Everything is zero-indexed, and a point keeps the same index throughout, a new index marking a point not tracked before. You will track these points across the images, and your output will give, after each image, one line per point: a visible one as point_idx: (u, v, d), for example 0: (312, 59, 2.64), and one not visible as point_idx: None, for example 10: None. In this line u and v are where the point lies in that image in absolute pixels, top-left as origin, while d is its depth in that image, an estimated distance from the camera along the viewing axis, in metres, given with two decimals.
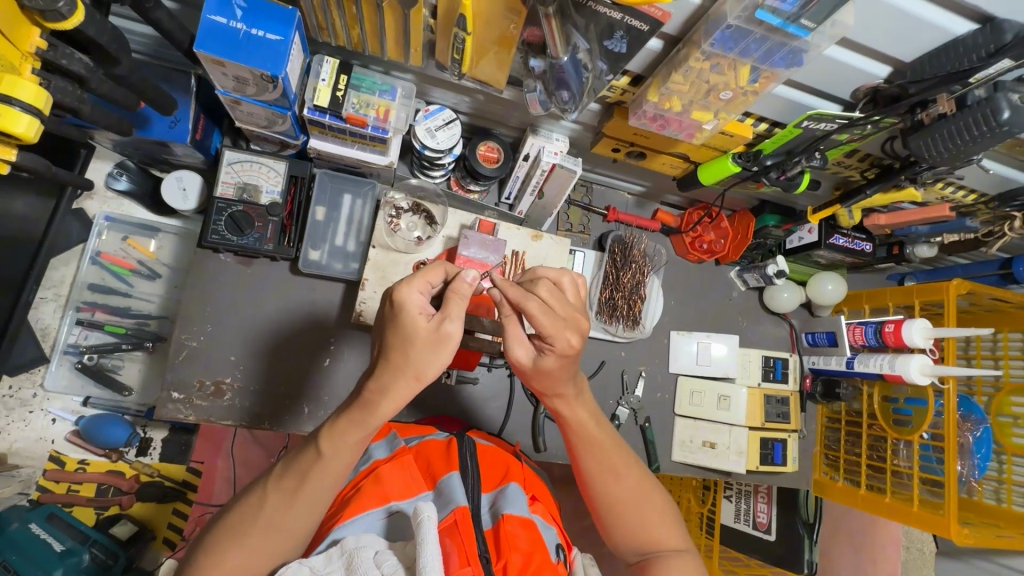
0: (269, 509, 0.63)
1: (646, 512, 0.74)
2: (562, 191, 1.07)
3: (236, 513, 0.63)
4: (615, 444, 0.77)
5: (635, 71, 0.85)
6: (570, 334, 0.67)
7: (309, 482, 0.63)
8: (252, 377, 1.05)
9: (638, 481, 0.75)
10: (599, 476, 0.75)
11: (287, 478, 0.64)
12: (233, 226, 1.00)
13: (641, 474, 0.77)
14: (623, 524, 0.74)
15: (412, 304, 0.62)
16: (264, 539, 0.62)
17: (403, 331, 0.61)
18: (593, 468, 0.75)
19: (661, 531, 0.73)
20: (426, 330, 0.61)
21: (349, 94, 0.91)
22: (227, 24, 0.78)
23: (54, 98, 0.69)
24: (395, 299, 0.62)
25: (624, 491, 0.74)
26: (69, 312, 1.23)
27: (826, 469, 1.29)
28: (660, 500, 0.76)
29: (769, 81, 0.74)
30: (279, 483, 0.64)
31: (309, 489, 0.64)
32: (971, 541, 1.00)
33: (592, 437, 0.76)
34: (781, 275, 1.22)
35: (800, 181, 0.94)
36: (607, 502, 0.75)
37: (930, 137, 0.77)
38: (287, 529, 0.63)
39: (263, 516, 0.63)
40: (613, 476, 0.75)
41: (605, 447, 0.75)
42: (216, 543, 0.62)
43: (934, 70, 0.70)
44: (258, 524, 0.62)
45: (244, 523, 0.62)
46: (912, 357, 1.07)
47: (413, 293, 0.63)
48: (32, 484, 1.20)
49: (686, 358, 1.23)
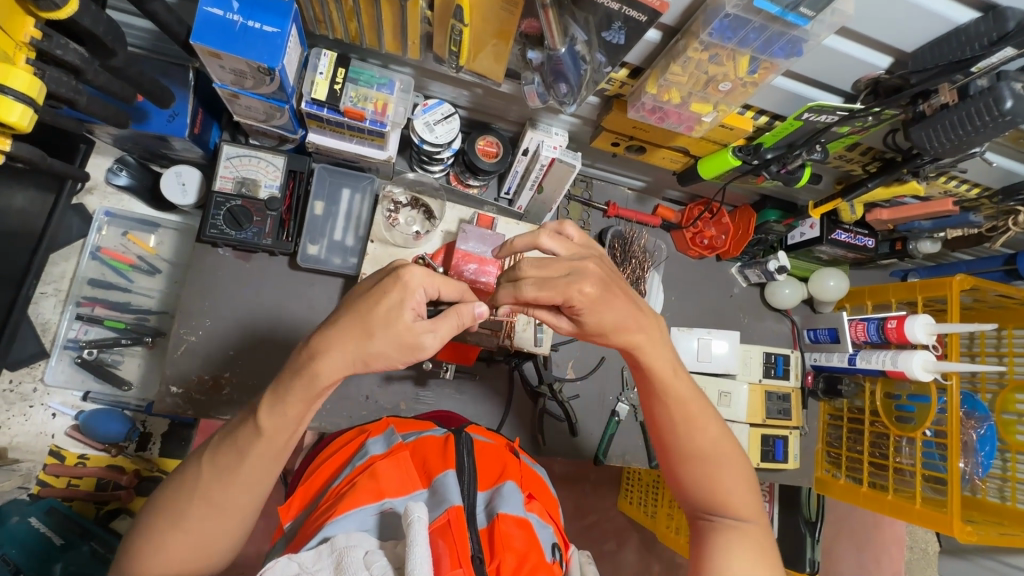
0: (206, 487, 0.62)
1: (721, 473, 0.71)
2: (562, 186, 1.08)
3: (173, 491, 0.63)
4: (698, 398, 0.72)
5: (634, 63, 0.84)
6: (584, 284, 0.63)
7: (246, 458, 0.62)
8: (250, 372, 1.05)
9: (718, 441, 0.71)
10: (676, 431, 0.71)
11: (223, 455, 0.62)
12: (232, 221, 1.00)
13: (723, 432, 0.72)
14: (693, 480, 0.72)
15: (412, 297, 0.60)
16: (203, 516, 0.61)
17: (389, 321, 0.59)
18: (670, 421, 0.71)
19: (734, 496, 0.70)
20: (406, 326, 0.59)
21: (347, 87, 0.90)
22: (223, 16, 0.78)
23: (49, 89, 0.69)
24: (401, 278, 0.60)
25: (702, 448, 0.71)
26: (69, 306, 1.23)
27: (828, 467, 1.28)
28: (737, 462, 0.72)
29: (769, 72, 0.73)
30: (214, 461, 0.62)
31: (248, 465, 0.62)
32: (974, 538, 0.99)
33: (672, 386, 0.70)
34: (782, 271, 1.20)
35: (800, 175, 0.94)
36: (682, 457, 0.72)
37: (932, 128, 0.76)
38: (226, 505, 0.62)
39: (201, 493, 0.62)
40: (687, 433, 0.71)
41: (686, 401, 0.71)
42: (158, 523, 0.61)
43: (936, 60, 0.69)
44: (195, 503, 0.61)
45: (183, 501, 0.61)
46: (915, 353, 1.05)
47: (421, 281, 0.60)
48: (32, 478, 1.19)
49: (686, 355, 1.21)
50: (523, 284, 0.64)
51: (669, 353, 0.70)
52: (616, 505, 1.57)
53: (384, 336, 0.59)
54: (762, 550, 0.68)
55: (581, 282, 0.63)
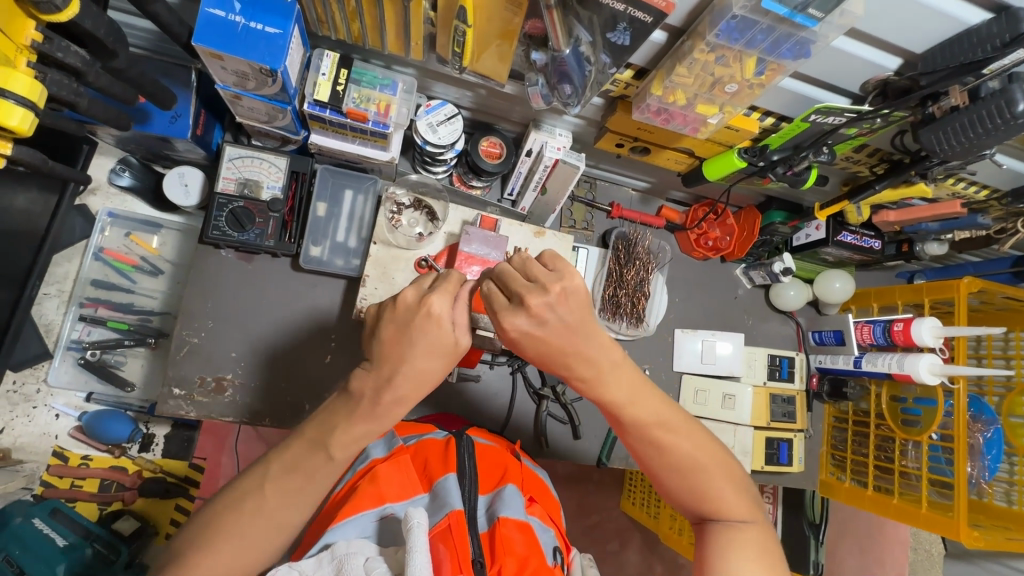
0: (270, 506, 0.65)
1: (709, 481, 0.70)
2: (565, 187, 1.06)
3: (227, 509, 0.64)
4: (667, 412, 0.72)
5: (638, 64, 0.83)
6: (508, 318, 0.65)
7: (317, 481, 0.67)
8: (253, 373, 1.05)
9: (698, 451, 0.71)
10: (653, 452, 0.71)
11: (293, 476, 0.66)
12: (234, 223, 1.00)
13: (701, 441, 0.71)
14: (683, 494, 0.71)
15: (447, 318, 0.65)
16: (260, 533, 0.64)
17: (432, 344, 0.64)
18: (641, 443, 0.71)
19: (727, 499, 0.70)
20: (450, 342, 0.65)
21: (349, 88, 0.90)
22: (225, 18, 0.77)
23: (50, 91, 0.69)
24: (432, 310, 0.64)
25: (682, 461, 0.70)
26: (73, 308, 1.23)
27: (833, 470, 1.27)
28: (722, 466, 0.71)
29: (776, 73, 0.72)
30: (278, 481, 0.66)
31: (314, 487, 0.67)
32: (981, 544, 0.98)
33: (636, 411, 0.70)
34: (788, 272, 1.20)
35: (806, 177, 0.93)
36: (665, 475, 0.71)
37: (942, 131, 0.75)
38: (283, 524, 0.66)
39: (263, 512, 0.64)
40: (661, 448, 0.70)
41: (655, 423, 0.70)
42: (208, 540, 0.62)
43: (947, 62, 0.68)
44: (254, 522, 0.64)
45: (241, 520, 0.64)
46: (921, 356, 1.04)
47: (448, 306, 0.65)
48: (37, 479, 1.21)
49: (690, 356, 1.22)
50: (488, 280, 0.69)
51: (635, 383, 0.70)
52: (619, 506, 1.57)
53: (438, 357, 0.65)
54: (764, 548, 0.67)
55: (514, 313, 0.64)
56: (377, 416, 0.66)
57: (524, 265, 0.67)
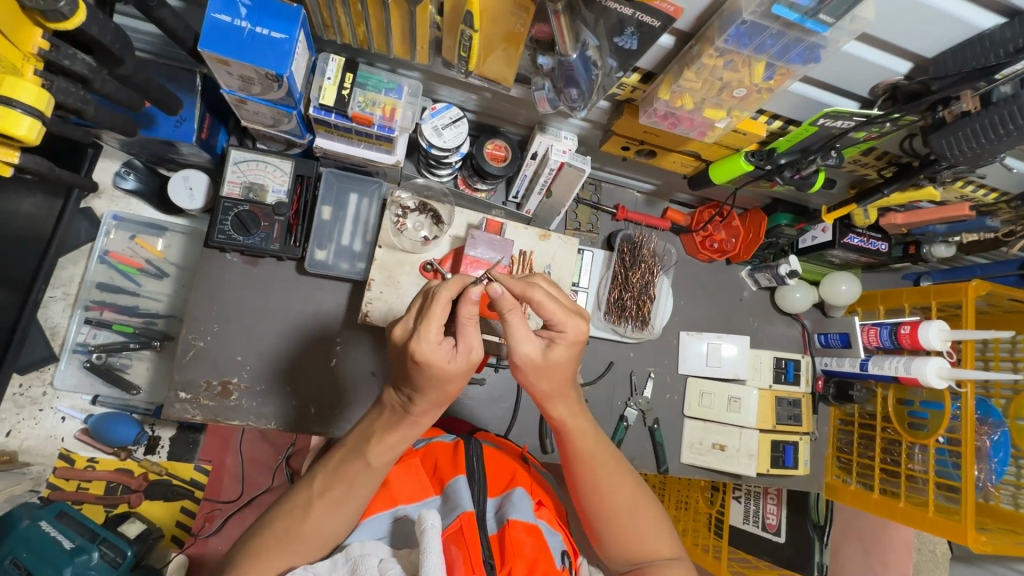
0: (316, 516, 0.68)
1: (637, 524, 0.77)
2: (572, 189, 1.05)
3: (277, 519, 0.69)
4: (607, 454, 0.79)
5: (645, 68, 0.83)
6: (573, 324, 0.70)
7: (358, 489, 0.69)
8: (260, 377, 1.05)
9: (634, 495, 0.79)
10: (589, 493, 0.78)
11: (336, 487, 0.69)
12: (240, 226, 1.00)
13: (634, 485, 0.79)
14: (620, 540, 0.78)
15: (440, 357, 0.63)
16: (308, 542, 0.68)
17: (442, 377, 0.64)
18: (588, 483, 0.78)
19: (651, 541, 0.77)
20: (461, 369, 0.64)
21: (355, 92, 0.89)
22: (230, 23, 0.77)
23: (56, 99, 0.69)
24: (419, 359, 0.62)
25: (616, 503, 0.77)
26: (78, 310, 1.24)
27: (838, 472, 1.27)
28: (650, 511, 0.79)
29: (785, 78, 0.72)
30: (324, 494, 0.69)
31: (356, 495, 0.69)
32: (989, 548, 0.97)
33: (579, 449, 0.78)
34: (794, 275, 1.19)
35: (813, 180, 0.92)
36: (597, 517, 0.78)
37: (952, 136, 0.75)
38: (330, 533, 0.69)
39: (310, 522, 0.68)
40: (606, 490, 0.78)
41: (596, 464, 0.78)
42: (263, 549, 0.66)
43: (958, 66, 0.68)
44: (302, 530, 0.67)
45: (291, 529, 0.67)
46: (929, 360, 1.04)
47: (433, 346, 0.62)
48: (43, 481, 1.21)
49: (696, 358, 1.21)
50: (533, 289, 0.69)
51: (583, 423, 0.78)
52: None
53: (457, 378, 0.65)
54: None
55: (574, 321, 0.70)
56: (409, 423, 0.69)
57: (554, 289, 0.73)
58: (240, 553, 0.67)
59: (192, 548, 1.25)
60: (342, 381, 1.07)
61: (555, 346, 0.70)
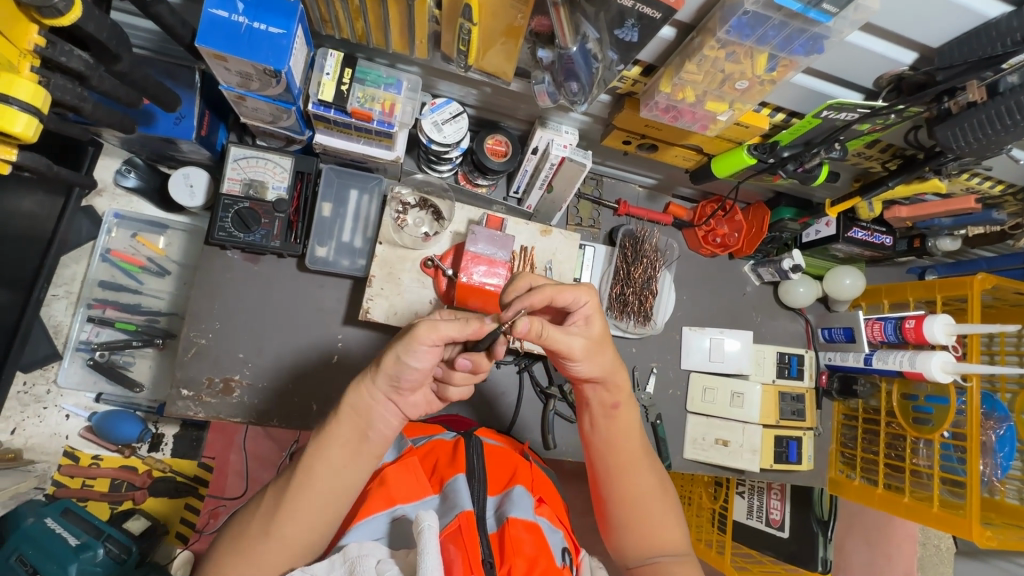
0: (262, 513, 0.67)
1: (658, 514, 0.77)
2: (572, 185, 1.05)
3: (240, 518, 0.69)
4: (635, 446, 0.79)
5: (646, 61, 0.82)
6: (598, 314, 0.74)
7: (295, 480, 0.67)
8: (262, 374, 1.05)
9: (654, 489, 0.78)
10: (618, 475, 0.78)
11: (280, 482, 0.68)
12: (240, 224, 1.00)
13: (659, 477, 0.80)
14: (634, 530, 0.77)
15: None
16: (255, 545, 0.65)
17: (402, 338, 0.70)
18: (612, 470, 0.78)
19: (667, 535, 0.77)
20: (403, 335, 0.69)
21: (354, 88, 0.89)
22: (228, 18, 0.76)
23: (54, 97, 0.69)
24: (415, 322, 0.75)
25: (643, 491, 0.77)
26: (81, 309, 1.24)
27: (842, 468, 1.26)
28: (669, 504, 0.79)
29: (788, 69, 0.71)
30: (273, 489, 0.68)
31: (296, 487, 0.66)
32: (995, 543, 0.96)
33: (619, 428, 0.78)
34: (797, 269, 1.18)
35: (817, 173, 0.92)
36: (620, 501, 0.77)
37: (958, 126, 0.74)
38: (279, 533, 0.65)
39: (258, 521, 0.67)
40: (629, 479, 0.77)
41: (632, 447, 0.78)
42: (222, 550, 0.67)
43: (965, 56, 0.67)
44: (253, 528, 0.67)
45: (244, 528, 0.67)
46: (933, 354, 1.03)
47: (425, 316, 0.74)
48: (47, 479, 1.22)
49: (698, 354, 1.21)
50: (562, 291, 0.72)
51: (630, 402, 0.78)
52: None
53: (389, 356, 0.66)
54: None
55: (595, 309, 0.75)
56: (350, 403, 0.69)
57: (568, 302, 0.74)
58: (208, 554, 0.68)
59: (198, 544, 1.26)
60: (345, 378, 1.07)
61: (593, 320, 0.74)
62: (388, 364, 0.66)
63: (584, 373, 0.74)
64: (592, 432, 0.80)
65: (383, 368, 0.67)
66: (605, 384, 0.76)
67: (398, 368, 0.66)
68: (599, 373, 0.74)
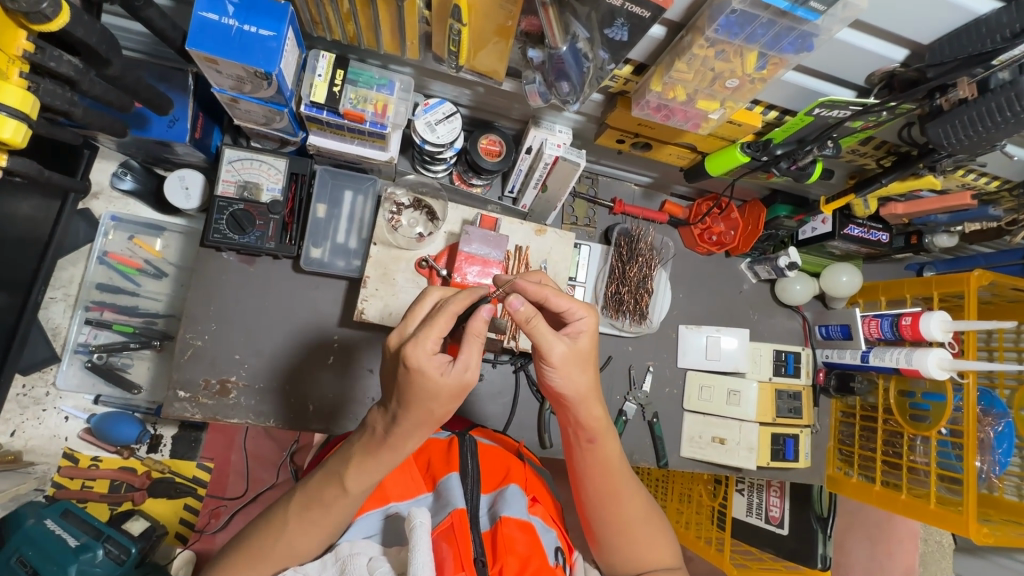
0: (289, 537, 0.68)
1: (645, 534, 0.78)
2: (567, 183, 1.04)
3: (257, 537, 0.69)
4: (617, 468, 0.78)
5: (638, 60, 0.81)
6: (583, 322, 0.74)
7: (331, 514, 0.69)
8: (258, 375, 1.05)
9: (640, 508, 0.79)
10: (601, 502, 0.78)
11: (312, 511, 0.69)
12: (235, 226, 1.00)
13: (644, 498, 0.80)
14: (625, 551, 0.78)
15: (430, 367, 0.61)
16: (278, 564, 0.68)
17: (431, 391, 0.62)
18: (597, 493, 0.78)
19: (656, 552, 0.78)
20: (451, 388, 0.63)
21: (346, 89, 0.89)
22: (218, 21, 0.76)
23: (43, 102, 0.69)
24: (409, 365, 0.61)
25: (629, 515, 0.78)
26: (79, 311, 1.25)
27: (840, 465, 1.26)
28: (656, 522, 0.80)
29: (778, 67, 0.71)
30: (302, 514, 0.69)
31: (329, 518, 0.69)
32: (992, 540, 0.96)
33: (600, 454, 0.77)
34: (794, 267, 1.17)
35: (812, 171, 0.91)
36: (606, 523, 0.78)
37: (949, 123, 0.74)
38: (302, 553, 0.69)
39: (283, 543, 0.68)
40: (614, 502, 0.77)
41: (613, 474, 0.78)
42: (236, 564, 0.68)
43: (954, 53, 0.67)
44: (278, 551, 0.68)
45: (265, 548, 0.68)
46: (930, 351, 1.02)
47: (426, 355, 0.62)
48: (48, 480, 1.23)
49: (695, 352, 1.21)
50: (551, 293, 0.74)
51: (607, 432, 0.77)
52: None
53: (442, 403, 0.64)
54: None
55: (580, 319, 0.74)
56: (391, 447, 0.67)
57: (549, 299, 0.74)
58: (218, 564, 0.70)
59: (198, 544, 1.26)
60: (342, 378, 1.08)
61: (580, 337, 0.73)
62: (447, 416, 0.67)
63: (558, 388, 0.73)
64: (575, 458, 0.79)
65: (438, 421, 0.67)
66: (575, 409, 0.75)
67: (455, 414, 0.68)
68: (570, 393, 0.73)
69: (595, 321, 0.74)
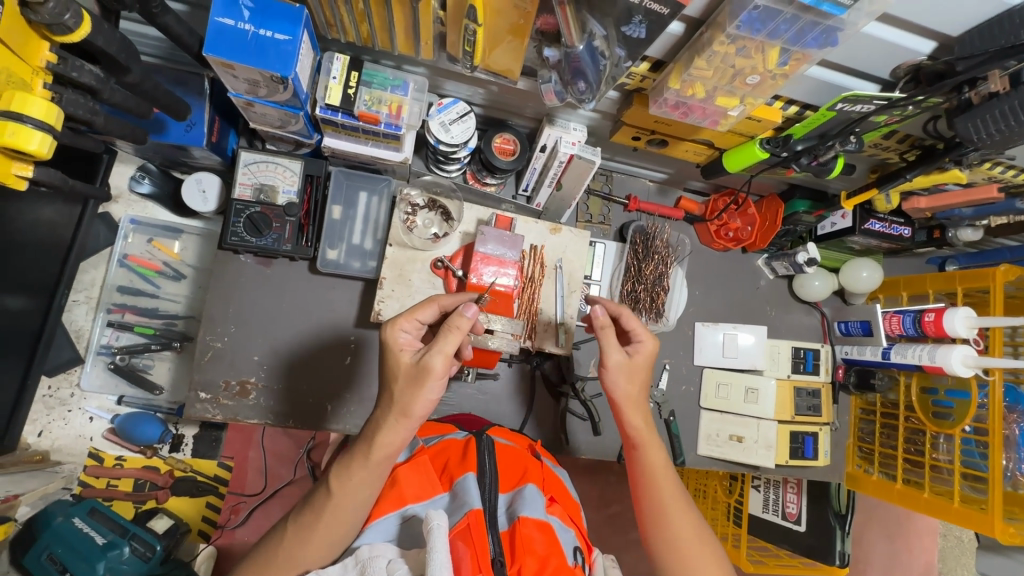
0: (287, 545, 0.71)
1: (693, 553, 0.75)
2: (581, 181, 1.03)
3: (261, 551, 0.73)
4: (668, 480, 0.80)
5: (655, 56, 0.80)
6: (643, 338, 0.82)
7: (323, 518, 0.70)
8: (276, 376, 1.06)
9: (691, 525, 0.77)
10: (650, 512, 0.78)
11: (304, 516, 0.72)
12: (252, 228, 1.00)
13: (695, 517, 0.78)
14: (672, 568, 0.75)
15: (395, 343, 0.73)
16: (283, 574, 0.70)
17: (395, 367, 0.71)
18: (647, 504, 0.79)
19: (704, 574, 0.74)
20: (408, 365, 0.71)
21: (360, 91, 0.89)
22: (234, 26, 0.76)
23: (67, 111, 0.69)
24: (384, 342, 0.73)
25: (677, 529, 0.76)
26: (100, 314, 1.27)
27: (860, 462, 1.25)
28: (708, 543, 0.77)
29: (801, 63, 0.69)
30: (297, 523, 0.72)
31: (323, 525, 0.70)
32: (1018, 540, 0.94)
33: (648, 462, 0.80)
34: (813, 263, 1.16)
35: (832, 166, 0.89)
36: (655, 539, 0.77)
37: (978, 117, 0.72)
38: (303, 563, 0.70)
39: (282, 552, 0.70)
40: (662, 511, 0.77)
41: (660, 483, 0.79)
42: None
43: (985, 46, 0.65)
44: (279, 558, 0.70)
45: (269, 558, 0.71)
46: (954, 348, 1.01)
47: (395, 332, 0.74)
48: (75, 479, 1.25)
49: (711, 349, 1.20)
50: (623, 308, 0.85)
51: (652, 440, 0.81)
52: None
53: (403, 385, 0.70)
54: None
55: (639, 340, 0.82)
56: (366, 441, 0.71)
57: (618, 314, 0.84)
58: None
59: (220, 540, 1.29)
60: (359, 378, 1.08)
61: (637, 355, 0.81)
62: (416, 409, 0.69)
63: (612, 395, 0.81)
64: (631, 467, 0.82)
65: (406, 412, 0.70)
66: (624, 415, 0.81)
67: (426, 410, 0.70)
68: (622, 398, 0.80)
69: (655, 347, 0.82)
